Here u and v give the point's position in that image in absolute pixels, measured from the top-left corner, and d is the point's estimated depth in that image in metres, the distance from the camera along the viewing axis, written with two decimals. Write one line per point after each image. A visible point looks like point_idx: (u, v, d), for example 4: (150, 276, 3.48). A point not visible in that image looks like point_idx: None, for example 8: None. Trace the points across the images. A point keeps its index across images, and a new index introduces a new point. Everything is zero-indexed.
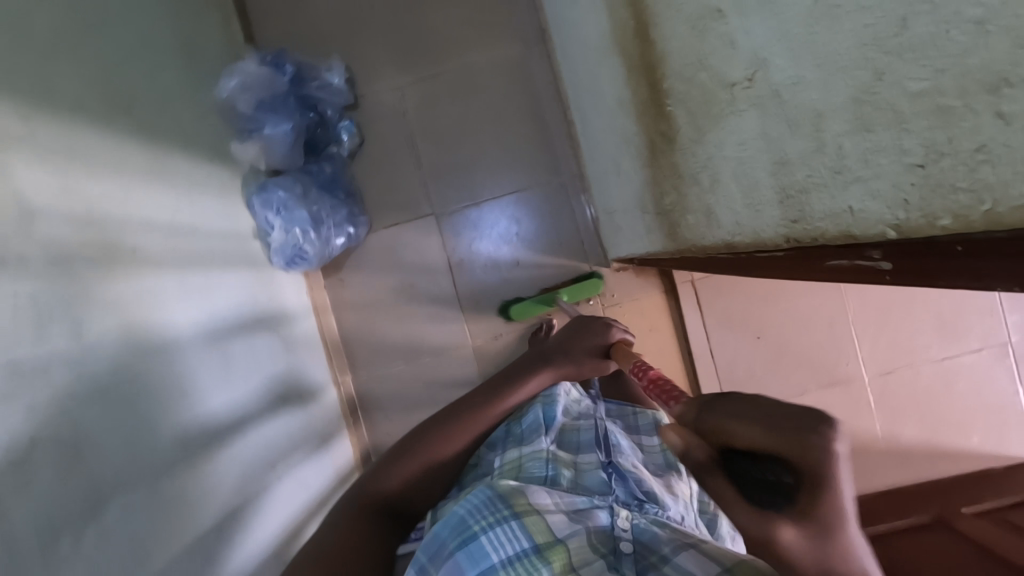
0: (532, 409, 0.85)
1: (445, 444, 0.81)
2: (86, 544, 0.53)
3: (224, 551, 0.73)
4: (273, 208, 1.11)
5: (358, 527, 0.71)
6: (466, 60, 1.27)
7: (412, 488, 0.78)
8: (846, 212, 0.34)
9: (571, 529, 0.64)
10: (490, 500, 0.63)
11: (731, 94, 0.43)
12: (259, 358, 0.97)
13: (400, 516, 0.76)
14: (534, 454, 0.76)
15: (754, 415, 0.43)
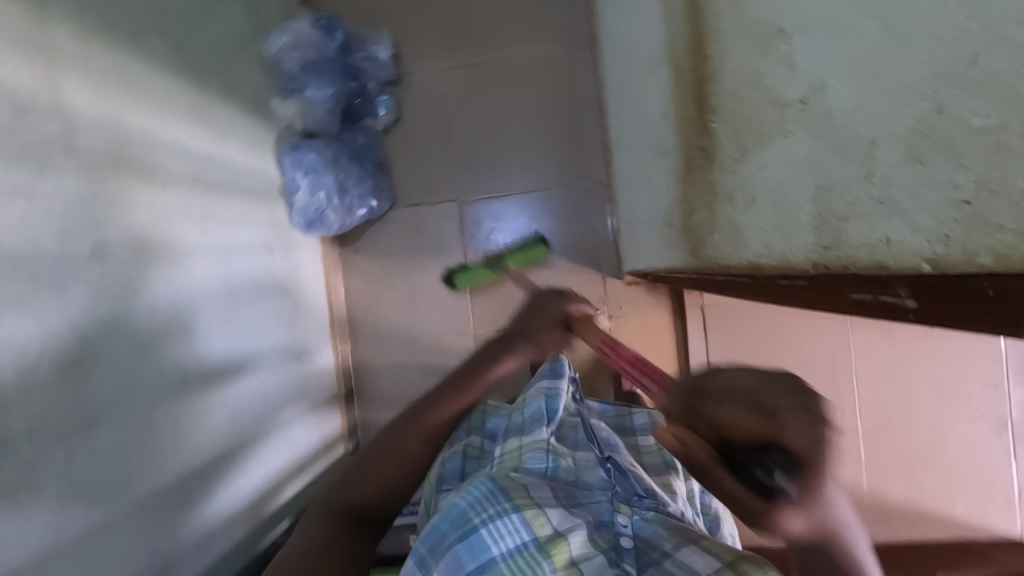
0: (530, 402, 0.80)
1: (405, 447, 0.71)
2: (70, 439, 0.59)
3: (209, 484, 0.81)
4: (302, 168, 1.17)
5: (326, 544, 0.65)
6: (509, 54, 1.31)
7: (382, 491, 0.70)
8: (879, 242, 0.31)
9: (572, 522, 0.60)
10: (491, 491, 0.60)
11: (782, 115, 0.41)
12: (264, 312, 1.04)
13: (375, 519, 0.70)
14: (535, 444, 0.70)
15: (744, 405, 0.47)
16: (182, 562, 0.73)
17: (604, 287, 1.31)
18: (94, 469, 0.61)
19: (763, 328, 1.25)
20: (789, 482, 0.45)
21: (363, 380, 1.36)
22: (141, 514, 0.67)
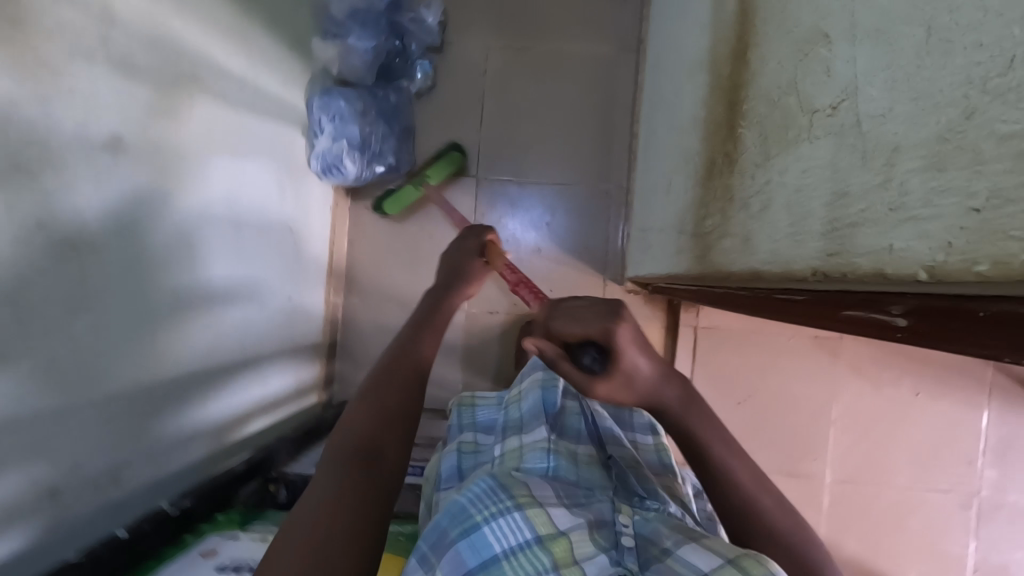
0: (526, 398, 0.78)
1: (395, 385, 0.68)
2: (53, 318, 0.59)
3: (179, 398, 0.81)
4: (330, 113, 1.17)
5: (333, 491, 0.55)
6: (556, 43, 1.31)
7: (385, 431, 0.63)
8: (884, 250, 0.31)
9: (574, 521, 0.56)
10: (491, 489, 0.55)
11: (811, 120, 0.41)
12: (267, 245, 1.04)
13: (387, 462, 0.60)
14: (534, 443, 0.68)
15: (573, 318, 0.58)
16: (139, 466, 0.73)
17: (603, 289, 1.31)
18: (69, 352, 0.61)
19: (751, 361, 1.25)
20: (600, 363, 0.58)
21: (349, 334, 1.37)
22: (109, 408, 0.67)
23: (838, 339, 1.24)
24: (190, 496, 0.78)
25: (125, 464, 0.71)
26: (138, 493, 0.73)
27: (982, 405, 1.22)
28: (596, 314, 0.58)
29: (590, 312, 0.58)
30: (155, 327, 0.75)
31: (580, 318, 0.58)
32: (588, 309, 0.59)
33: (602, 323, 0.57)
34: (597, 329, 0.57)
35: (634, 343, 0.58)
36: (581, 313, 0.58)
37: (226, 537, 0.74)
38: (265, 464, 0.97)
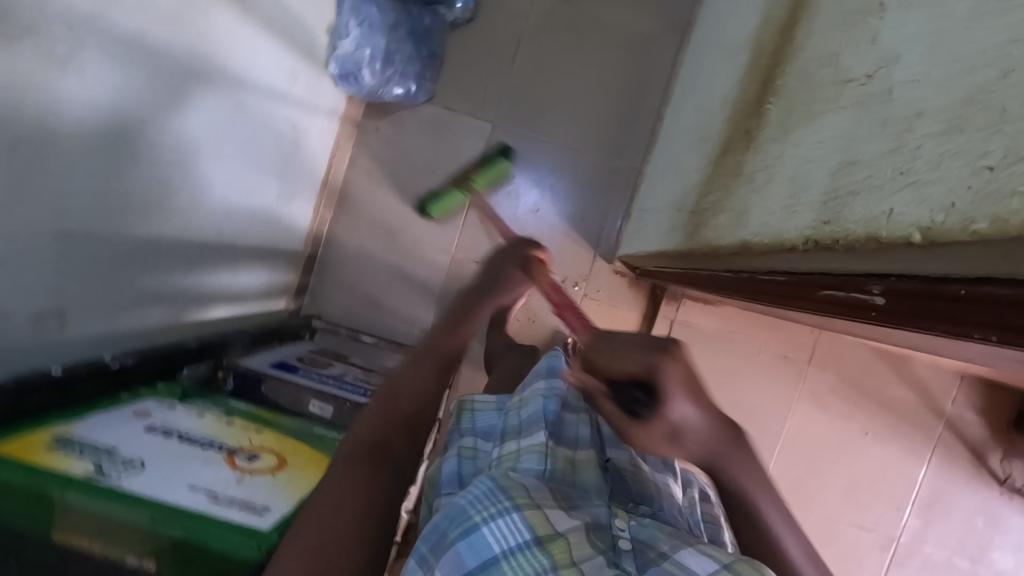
0: (527, 402, 0.62)
1: (410, 386, 0.65)
2: (28, 141, 0.55)
3: (140, 263, 0.78)
4: (358, 18, 1.13)
5: (338, 488, 0.52)
6: (605, 5, 1.27)
7: (396, 431, 0.60)
8: (879, 212, 0.30)
9: (573, 519, 0.47)
10: (492, 486, 0.47)
11: (841, 91, 0.39)
12: (263, 136, 1.00)
13: (399, 461, 0.57)
14: (531, 445, 0.55)
15: (627, 354, 0.55)
16: (88, 315, 0.71)
17: (591, 264, 1.29)
18: (38, 181, 0.58)
19: (716, 367, 1.26)
20: (644, 407, 0.52)
21: (329, 251, 1.34)
22: (66, 247, 0.64)
23: (804, 364, 1.26)
24: (133, 356, 0.77)
25: (71, 309, 0.68)
26: (81, 341, 0.71)
27: (923, 458, 1.25)
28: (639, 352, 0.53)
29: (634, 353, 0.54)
30: (128, 178, 0.71)
31: (624, 354, 0.55)
32: (635, 347, 0.54)
33: (646, 359, 0.52)
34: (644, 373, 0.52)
35: (688, 389, 0.51)
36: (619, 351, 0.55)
37: (162, 405, 0.73)
38: (212, 352, 0.96)
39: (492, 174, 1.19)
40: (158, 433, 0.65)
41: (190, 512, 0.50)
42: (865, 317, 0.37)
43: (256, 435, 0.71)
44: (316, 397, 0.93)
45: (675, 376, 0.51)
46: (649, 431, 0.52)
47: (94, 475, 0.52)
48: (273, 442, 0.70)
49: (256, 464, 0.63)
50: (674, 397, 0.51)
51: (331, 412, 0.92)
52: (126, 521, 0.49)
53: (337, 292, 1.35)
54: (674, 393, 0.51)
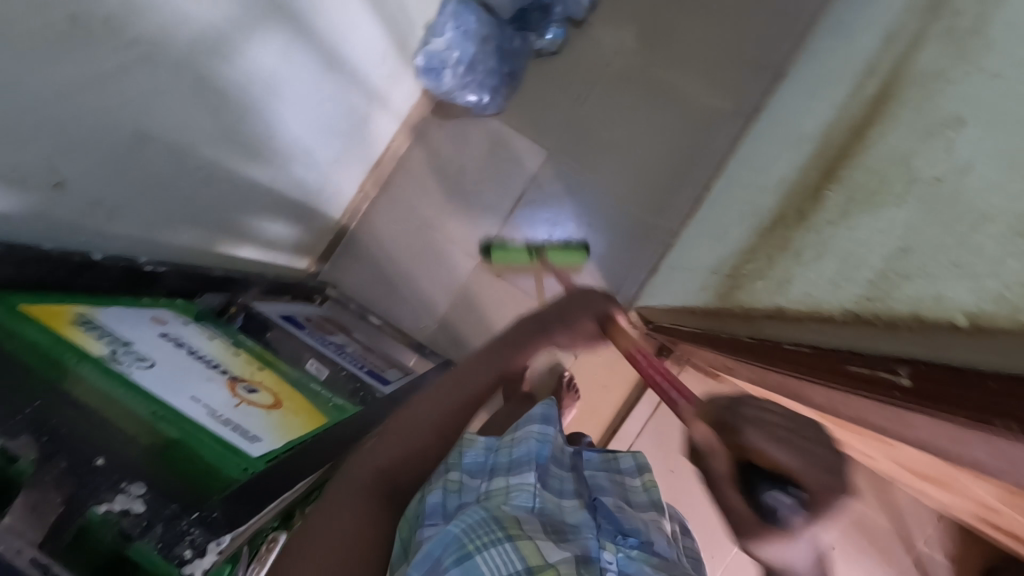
0: (518, 445, 0.66)
1: (430, 419, 0.65)
2: (132, 39, 0.58)
3: (197, 184, 0.81)
4: (457, 24, 1.20)
5: (345, 520, 0.55)
6: (683, 73, 1.32)
7: (406, 464, 0.62)
8: (933, 296, 0.33)
9: (564, 552, 0.54)
10: (485, 518, 0.53)
11: (908, 190, 0.41)
12: (338, 106, 1.04)
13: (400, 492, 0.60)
14: (520, 484, 0.60)
15: (781, 435, 0.49)
16: (137, 214, 0.73)
17: None
18: (132, 79, 0.61)
19: None
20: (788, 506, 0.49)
21: (361, 228, 1.37)
22: (140, 148, 0.67)
23: None
24: (164, 265, 0.80)
25: (123, 206, 0.70)
26: (120, 238, 0.73)
27: None
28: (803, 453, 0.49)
29: (797, 448, 0.49)
30: (214, 105, 0.75)
31: (776, 438, 0.50)
32: (801, 437, 0.49)
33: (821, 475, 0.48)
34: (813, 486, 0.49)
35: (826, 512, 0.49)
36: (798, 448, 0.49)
37: (177, 319, 0.74)
38: (231, 288, 0.97)
39: (567, 258, 1.16)
40: (170, 340, 0.66)
41: (186, 417, 0.51)
42: (878, 399, 0.38)
43: (258, 372, 0.72)
44: (315, 357, 0.94)
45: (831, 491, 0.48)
46: (772, 537, 0.52)
47: (109, 357, 0.53)
48: (273, 382, 0.71)
49: (255, 397, 0.64)
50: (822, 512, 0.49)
51: (325, 375, 0.92)
52: (134, 412, 0.49)
53: (356, 268, 1.37)
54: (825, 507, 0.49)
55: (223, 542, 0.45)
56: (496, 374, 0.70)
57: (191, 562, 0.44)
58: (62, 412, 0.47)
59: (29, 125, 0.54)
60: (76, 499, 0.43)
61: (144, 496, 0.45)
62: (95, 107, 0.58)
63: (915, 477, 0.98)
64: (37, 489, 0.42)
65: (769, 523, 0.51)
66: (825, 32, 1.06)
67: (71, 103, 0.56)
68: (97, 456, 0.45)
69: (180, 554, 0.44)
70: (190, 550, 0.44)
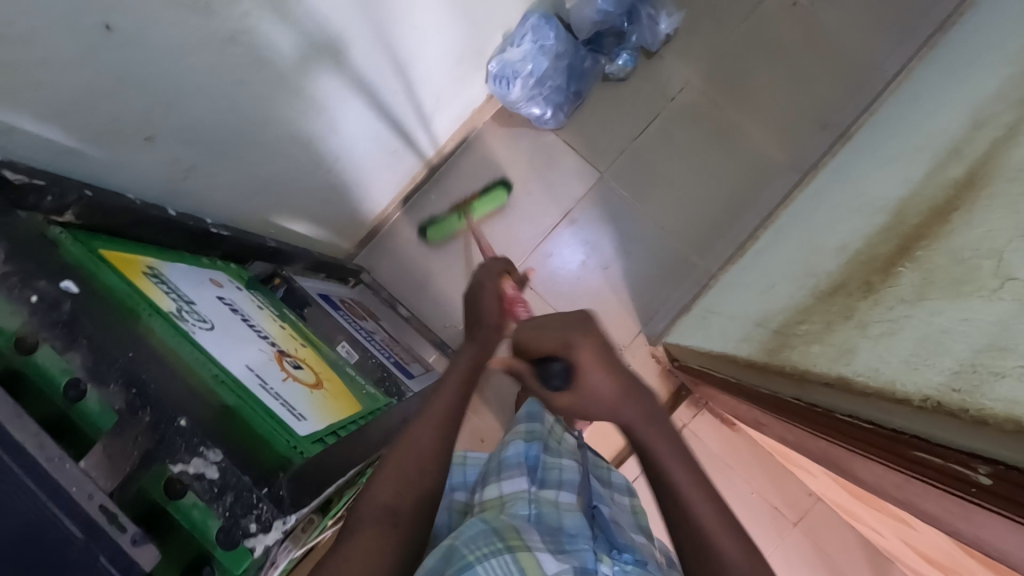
0: (507, 447, 0.69)
1: (420, 451, 0.55)
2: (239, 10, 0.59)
3: (266, 155, 0.82)
4: (535, 37, 1.21)
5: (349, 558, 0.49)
6: (746, 120, 1.32)
7: (410, 492, 0.53)
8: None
9: (563, 564, 0.52)
10: (485, 531, 0.51)
11: (1001, 284, 0.41)
12: (405, 99, 1.04)
13: (408, 526, 0.52)
14: (514, 493, 0.61)
15: (553, 326, 0.54)
16: (209, 175, 0.74)
17: (633, 337, 1.29)
18: (235, 52, 0.63)
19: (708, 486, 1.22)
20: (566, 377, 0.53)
21: (402, 219, 1.36)
22: (228, 113, 0.69)
23: (789, 523, 1.21)
24: (227, 229, 0.81)
25: (199, 165, 0.72)
26: (188, 196, 0.74)
27: None
28: (551, 320, 0.55)
29: (545, 320, 0.55)
30: (299, 83, 0.76)
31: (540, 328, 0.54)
32: (558, 321, 0.54)
33: (570, 336, 0.53)
34: (575, 346, 0.52)
35: (604, 363, 0.52)
36: (542, 332, 0.54)
37: (232, 284, 0.75)
38: (279, 260, 0.97)
39: (490, 204, 1.29)
40: (226, 305, 0.67)
41: (244, 386, 0.53)
42: (960, 492, 0.40)
43: (301, 349, 0.73)
44: (347, 340, 0.94)
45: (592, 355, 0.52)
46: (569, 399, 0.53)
47: (175, 315, 0.54)
48: (314, 361, 0.72)
49: (299, 373, 0.65)
50: (596, 367, 0.52)
51: (356, 359, 0.93)
52: (196, 373, 0.50)
53: (391, 256, 1.36)
54: (596, 365, 0.52)
55: (288, 521, 0.47)
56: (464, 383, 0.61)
57: (255, 535, 0.46)
58: (150, 369, 0.48)
59: (136, 80, 0.56)
60: (152, 457, 0.45)
61: (220, 463, 0.47)
62: (200, 69, 0.61)
63: (923, 562, 0.95)
64: (120, 441, 0.44)
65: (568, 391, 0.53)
66: (896, 97, 1.05)
67: (181, 65, 0.58)
68: (180, 417, 0.47)
69: (245, 526, 0.46)
70: (256, 524, 0.46)
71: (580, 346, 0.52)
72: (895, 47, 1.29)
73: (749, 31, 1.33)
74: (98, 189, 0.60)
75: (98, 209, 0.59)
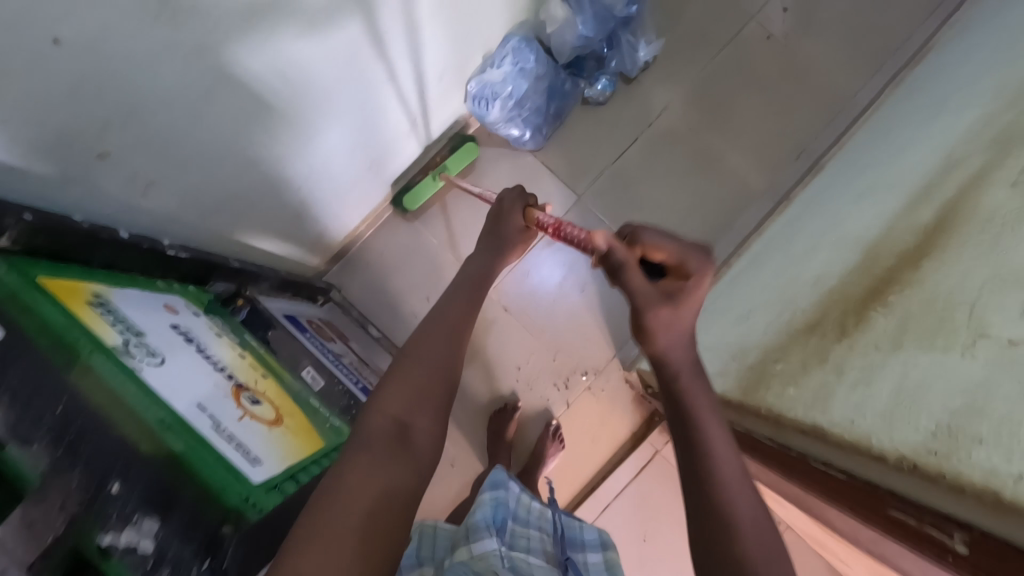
0: (475, 513, 0.75)
1: (422, 367, 0.58)
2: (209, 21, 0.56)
3: (233, 170, 0.78)
4: (516, 59, 1.20)
5: (356, 463, 0.51)
6: (723, 147, 1.34)
7: (415, 408, 0.56)
8: (1011, 475, 0.39)
9: None
10: None
11: (974, 340, 0.45)
12: (380, 116, 1.01)
13: (419, 445, 0.54)
14: (485, 552, 0.66)
15: (665, 239, 0.61)
16: (170, 191, 0.70)
17: (607, 361, 1.28)
18: (203, 64, 0.59)
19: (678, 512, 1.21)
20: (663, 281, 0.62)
21: (376, 237, 1.34)
22: (193, 127, 0.65)
23: None
24: (186, 251, 0.79)
25: (160, 182, 0.68)
26: (145, 214, 0.70)
27: None
28: (678, 251, 0.60)
29: (670, 248, 0.60)
30: (271, 97, 0.73)
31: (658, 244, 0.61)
32: (672, 240, 0.61)
33: (682, 253, 0.60)
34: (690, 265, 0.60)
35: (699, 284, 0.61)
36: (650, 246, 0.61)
37: (188, 309, 0.71)
38: (243, 279, 0.93)
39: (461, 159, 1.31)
40: (180, 333, 0.63)
41: (192, 428, 0.49)
42: (931, 556, 0.42)
43: (261, 380, 0.69)
44: (313, 365, 0.90)
45: (695, 276, 0.60)
46: (665, 307, 0.59)
47: (121, 350, 0.50)
48: (275, 394, 0.68)
49: (257, 410, 0.61)
50: (692, 290, 0.60)
51: (320, 386, 0.89)
52: (137, 417, 0.46)
53: (365, 275, 1.33)
54: (693, 285, 0.60)
55: None
56: (461, 317, 0.64)
57: None
58: (84, 424, 0.44)
59: (92, 92, 0.52)
60: (79, 523, 0.42)
61: (155, 535, 0.44)
62: (166, 80, 0.57)
63: None
64: (41, 507, 0.42)
65: (670, 299, 0.59)
66: (867, 131, 1.07)
67: (142, 75, 0.55)
68: (112, 482, 0.44)
69: None
70: None
71: (695, 284, 0.60)
72: (865, 81, 1.32)
73: (727, 61, 1.36)
74: (46, 210, 0.58)
75: (40, 230, 0.58)
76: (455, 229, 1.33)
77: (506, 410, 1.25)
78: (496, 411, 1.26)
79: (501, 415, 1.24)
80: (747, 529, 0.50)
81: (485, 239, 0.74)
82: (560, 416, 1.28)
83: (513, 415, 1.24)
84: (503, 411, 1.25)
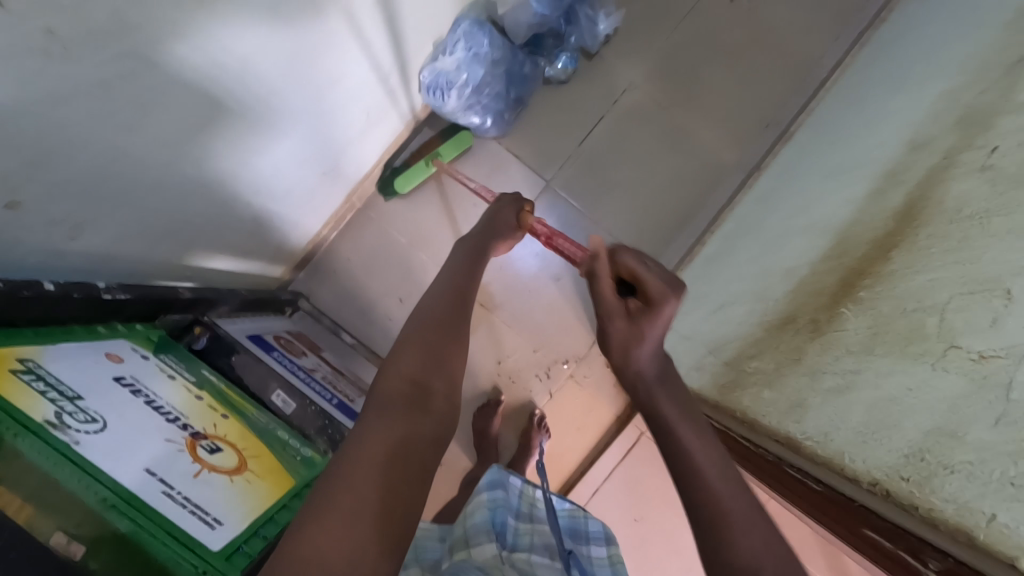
0: (473, 515, 0.74)
1: (436, 330, 0.58)
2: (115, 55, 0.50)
3: (171, 199, 0.72)
4: (469, 44, 1.14)
5: (377, 425, 0.48)
6: (692, 119, 1.30)
7: (429, 371, 0.54)
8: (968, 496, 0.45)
9: None
10: None
11: (945, 349, 0.49)
12: (330, 119, 0.95)
13: (436, 405, 0.52)
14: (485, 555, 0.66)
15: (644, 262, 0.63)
16: (101, 230, 0.65)
17: (588, 348, 1.27)
18: (116, 99, 0.54)
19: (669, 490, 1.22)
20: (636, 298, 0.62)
21: (341, 240, 1.29)
22: (116, 163, 0.60)
23: None
24: (129, 291, 0.73)
25: (89, 223, 0.63)
26: (76, 257, 0.65)
27: None
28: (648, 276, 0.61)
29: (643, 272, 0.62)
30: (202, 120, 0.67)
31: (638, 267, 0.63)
32: (651, 265, 0.63)
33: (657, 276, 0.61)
34: (643, 273, 0.62)
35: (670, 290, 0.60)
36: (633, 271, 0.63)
37: (135, 354, 0.67)
38: (200, 307, 0.87)
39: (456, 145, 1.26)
40: (128, 387, 0.59)
41: (138, 501, 0.51)
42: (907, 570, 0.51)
43: (222, 422, 0.68)
44: (283, 389, 0.80)
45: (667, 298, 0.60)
46: (622, 323, 0.60)
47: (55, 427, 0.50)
48: (236, 435, 0.68)
49: (216, 459, 0.62)
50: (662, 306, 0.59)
51: (292, 411, 0.79)
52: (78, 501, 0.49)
53: (334, 280, 1.29)
54: (665, 304, 0.60)
55: None
56: (458, 294, 0.64)
57: None
58: None
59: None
60: None
61: None
62: (73, 120, 0.51)
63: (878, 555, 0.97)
64: None
65: (634, 317, 0.60)
66: (835, 97, 1.04)
67: (45, 119, 0.49)
68: None
69: None
70: None
71: (659, 313, 0.59)
72: (832, 38, 1.28)
73: (689, 30, 1.30)
74: None
75: None
76: (422, 225, 1.29)
77: (489, 406, 1.24)
78: (479, 407, 1.25)
79: (484, 411, 1.23)
80: (734, 505, 0.47)
81: (483, 229, 0.78)
82: (545, 406, 1.27)
83: (496, 410, 1.23)
84: (487, 406, 1.24)
